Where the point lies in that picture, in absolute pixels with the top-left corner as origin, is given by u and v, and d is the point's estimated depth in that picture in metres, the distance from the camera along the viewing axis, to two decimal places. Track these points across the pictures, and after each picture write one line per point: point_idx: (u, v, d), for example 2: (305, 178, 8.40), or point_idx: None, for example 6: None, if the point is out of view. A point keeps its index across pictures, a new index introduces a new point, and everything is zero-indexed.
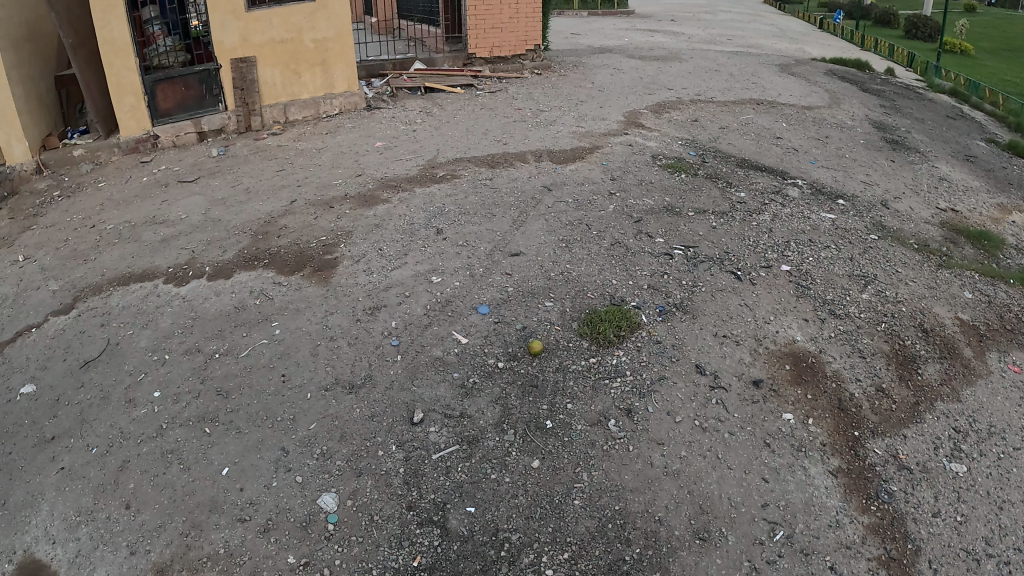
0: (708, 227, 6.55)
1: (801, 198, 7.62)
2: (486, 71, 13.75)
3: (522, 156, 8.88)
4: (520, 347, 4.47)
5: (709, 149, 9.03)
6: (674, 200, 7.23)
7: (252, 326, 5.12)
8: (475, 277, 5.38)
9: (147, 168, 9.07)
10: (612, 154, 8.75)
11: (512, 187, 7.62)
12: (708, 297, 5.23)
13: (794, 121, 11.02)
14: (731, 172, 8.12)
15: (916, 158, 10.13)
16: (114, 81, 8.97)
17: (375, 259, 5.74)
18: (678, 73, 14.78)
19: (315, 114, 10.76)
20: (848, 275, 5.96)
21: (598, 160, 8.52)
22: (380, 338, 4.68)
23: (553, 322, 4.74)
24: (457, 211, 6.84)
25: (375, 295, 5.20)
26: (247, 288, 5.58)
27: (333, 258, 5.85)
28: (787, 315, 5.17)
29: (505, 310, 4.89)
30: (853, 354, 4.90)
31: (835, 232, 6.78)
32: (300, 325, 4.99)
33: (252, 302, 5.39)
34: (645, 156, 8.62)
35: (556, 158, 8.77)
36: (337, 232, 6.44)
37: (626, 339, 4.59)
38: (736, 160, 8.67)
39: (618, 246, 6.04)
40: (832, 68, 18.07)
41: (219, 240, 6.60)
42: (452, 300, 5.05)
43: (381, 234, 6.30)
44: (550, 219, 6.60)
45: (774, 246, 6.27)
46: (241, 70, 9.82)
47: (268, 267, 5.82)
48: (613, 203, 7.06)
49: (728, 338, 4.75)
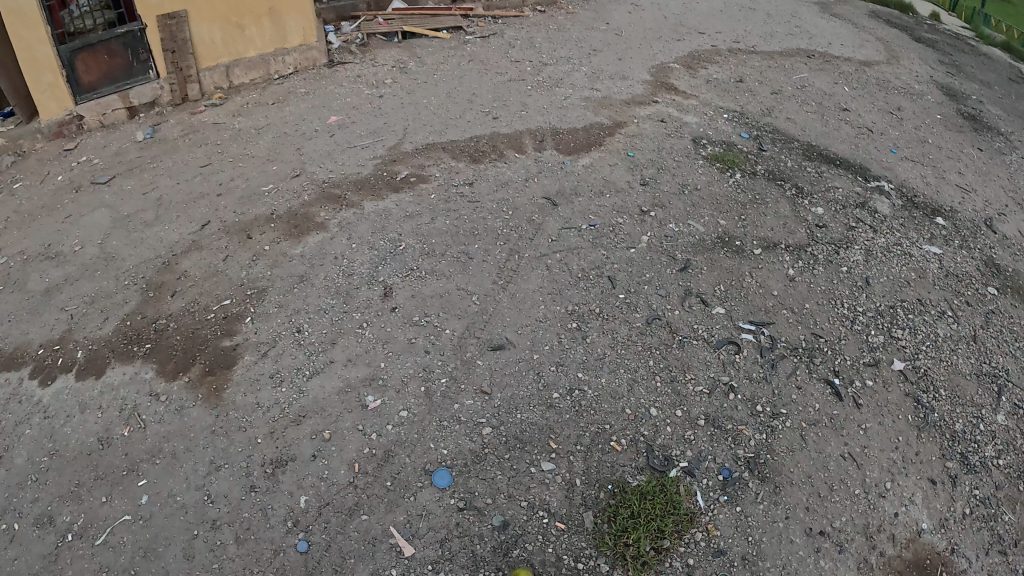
0: (782, 279, 4.46)
1: (900, 210, 5.64)
2: (480, 7, 11.66)
3: (516, 134, 6.38)
4: (503, 573, 2.93)
5: (764, 125, 6.67)
6: (731, 224, 4.99)
7: (115, 481, 3.39)
8: (433, 397, 3.64)
9: (67, 161, 6.71)
10: (640, 134, 6.26)
11: (490, 195, 5.33)
12: (796, 446, 3.42)
13: (857, 86, 9.03)
14: (804, 170, 5.97)
15: (1005, 142, 8.20)
16: (25, 55, 6.49)
17: (292, 356, 3.91)
18: (705, 11, 12.68)
19: (266, 74, 8.38)
20: (973, 379, 3.99)
21: (621, 148, 6.02)
22: (281, 540, 3.10)
23: (547, 510, 3.12)
24: (420, 249, 4.73)
25: (283, 435, 3.51)
26: (121, 404, 3.73)
27: (234, 348, 3.98)
28: (906, 480, 3.38)
29: (473, 481, 3.25)
30: (991, 553, 3.26)
31: (941, 282, 4.72)
32: (177, 493, 3.31)
33: (120, 434, 3.60)
34: (683, 139, 6.26)
35: (562, 136, 6.30)
36: (254, 284, 4.44)
37: (672, 556, 2.99)
38: (802, 146, 6.45)
39: (656, 324, 4.02)
40: (877, 9, 15.83)
41: (114, 284, 4.60)
42: (391, 450, 3.41)
43: (313, 295, 4.32)
44: (551, 270, 4.47)
45: (875, 320, 4.22)
46: (169, 28, 7.30)
47: (152, 362, 3.93)
48: (647, 229, 4.85)
49: (821, 537, 3.10)
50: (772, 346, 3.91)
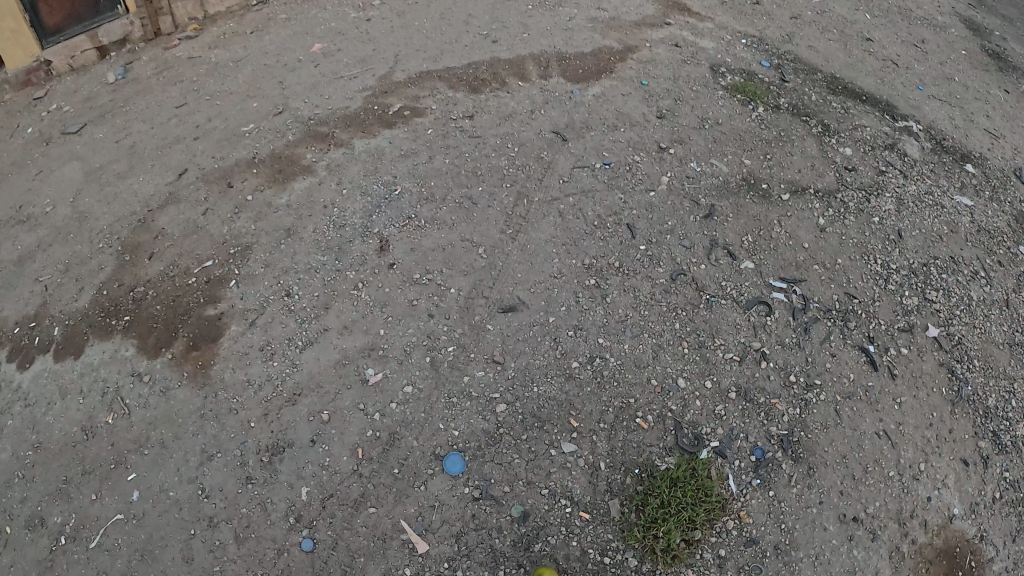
0: (811, 229, 3.71)
1: (953, 142, 4.66)
2: None
3: (511, 61, 4.80)
4: (525, 572, 2.58)
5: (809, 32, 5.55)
6: (760, 148, 4.25)
7: (102, 476, 2.77)
8: (440, 368, 3.04)
9: None
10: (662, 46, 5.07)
11: (510, 113, 4.32)
12: (829, 422, 2.97)
13: None
14: (839, 98, 4.79)
15: None
16: None
17: (282, 324, 3.15)
18: None
19: None
20: (1007, 348, 3.40)
21: (635, 74, 4.77)
22: (284, 537, 2.62)
23: (570, 500, 2.73)
24: (418, 197, 3.73)
25: (278, 418, 2.88)
26: (103, 386, 3.01)
27: (218, 319, 3.18)
28: (940, 461, 2.96)
29: (490, 466, 2.78)
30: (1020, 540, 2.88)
31: (982, 219, 4.03)
32: (169, 488, 2.73)
33: (105, 421, 2.91)
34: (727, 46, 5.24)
35: (565, 59, 4.88)
36: (237, 243, 3.49)
37: (705, 548, 2.65)
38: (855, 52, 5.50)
39: (681, 280, 3.38)
40: None
41: (93, 232, 3.68)
42: (397, 432, 2.86)
43: (302, 254, 3.43)
44: (567, 219, 3.63)
45: (908, 278, 3.55)
46: None
47: (132, 331, 3.19)
48: (679, 146, 4.11)
49: (856, 525, 2.75)
50: (804, 307, 3.32)
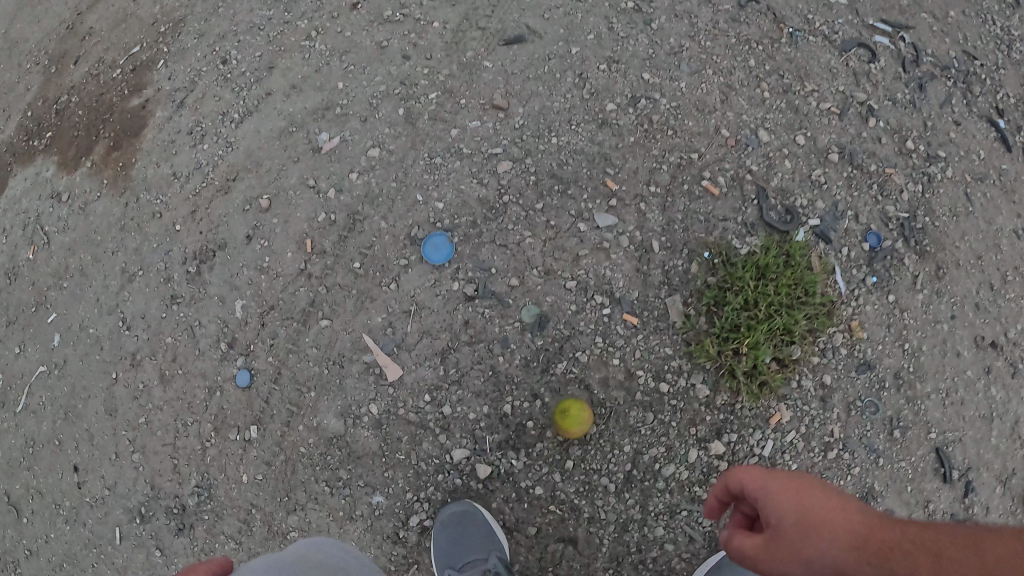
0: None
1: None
2: None
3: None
4: (545, 409, 1.42)
5: None
6: None
7: (23, 326, 1.68)
8: (419, 121, 1.59)
9: None
10: None
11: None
12: (957, 213, 1.54)
13: None
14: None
15: None
16: None
17: (215, 97, 1.71)
18: None
19: None
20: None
21: None
22: (216, 370, 1.56)
23: (609, 293, 1.46)
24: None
25: (208, 215, 1.64)
26: (23, 217, 1.75)
27: (145, 108, 1.74)
28: None
29: (491, 251, 1.50)
30: None
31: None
32: (89, 323, 1.64)
33: (26, 260, 1.72)
34: None
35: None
36: (170, 16, 1.81)
37: (802, 375, 1.42)
38: None
39: (756, 11, 1.65)
40: None
41: (21, 35, 1.91)
42: (358, 212, 1.56)
43: (243, 7, 1.76)
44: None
45: None
46: None
47: (57, 141, 1.78)
48: None
49: (994, 353, 1.47)
50: (914, 58, 1.64)
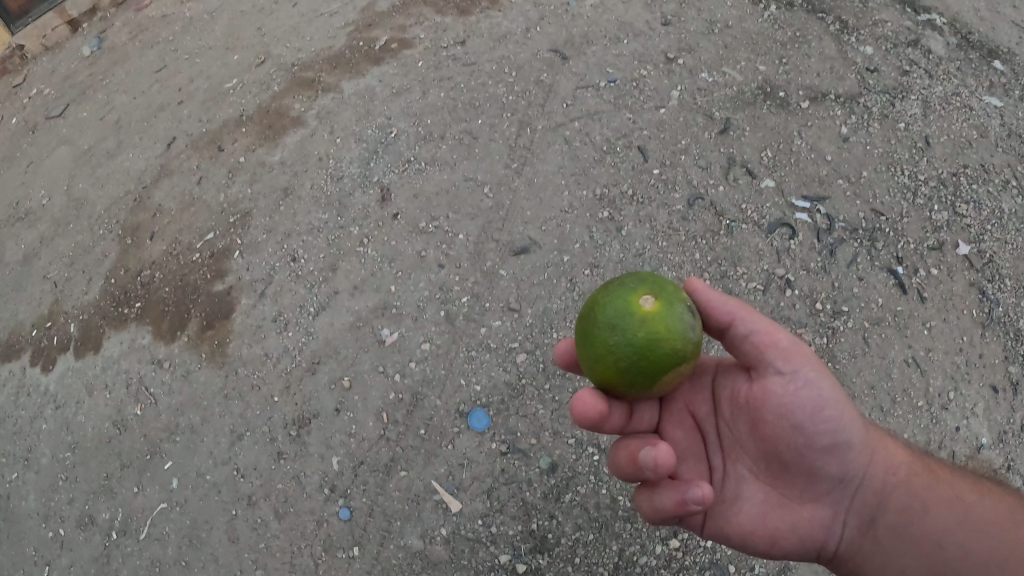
0: (832, 139, 2.94)
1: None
2: None
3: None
4: (558, 525, 2.23)
5: None
6: (760, 83, 3.07)
7: (141, 467, 2.47)
8: (456, 321, 2.54)
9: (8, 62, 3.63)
10: None
11: (507, 32, 3.19)
12: (857, 349, 2.52)
13: None
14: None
15: None
16: None
17: (291, 291, 2.67)
18: None
19: None
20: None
21: None
22: (322, 507, 2.32)
23: (597, 445, 2.31)
24: (416, 135, 2.95)
25: (299, 389, 2.49)
26: (126, 377, 2.63)
27: (229, 293, 2.72)
28: (969, 386, 2.47)
29: (516, 420, 2.37)
30: None
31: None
32: (205, 471, 2.42)
33: (133, 413, 2.56)
34: None
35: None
36: (236, 209, 2.91)
37: None
38: None
39: (699, 207, 2.75)
40: None
41: (92, 197, 3.12)
42: (420, 393, 2.44)
43: (302, 209, 2.83)
44: (575, 146, 2.87)
45: (937, 188, 2.85)
46: None
47: (146, 308, 2.76)
48: (687, 76, 3.06)
49: None
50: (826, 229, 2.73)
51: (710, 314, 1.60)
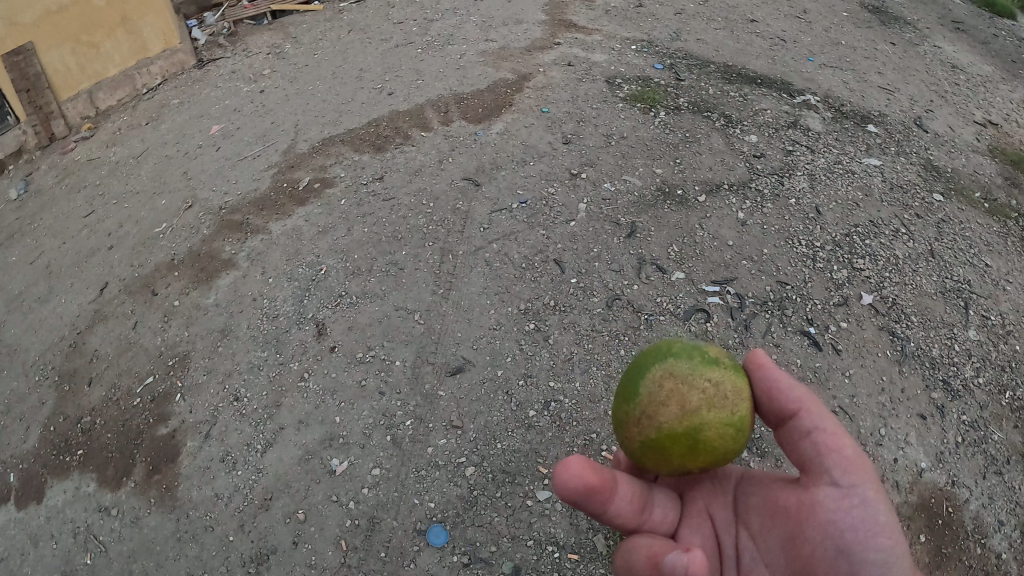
0: (733, 224, 3.45)
1: (886, 89, 4.62)
2: None
3: (414, 106, 3.88)
4: None
5: (676, 51, 4.35)
6: (655, 194, 3.48)
7: None
8: (403, 444, 2.70)
9: None
10: (550, 84, 3.96)
11: (422, 165, 3.56)
12: None
13: None
14: (747, 74, 4.31)
15: None
16: None
17: (237, 431, 2.79)
18: None
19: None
20: (939, 299, 3.40)
21: (533, 101, 3.85)
22: None
23: (555, 543, 2.44)
24: (344, 271, 3.24)
25: (255, 526, 2.53)
26: (73, 526, 2.61)
27: (175, 436, 2.81)
28: (899, 421, 2.92)
29: (473, 530, 2.48)
30: (990, 475, 2.84)
31: (907, 145, 4.28)
32: None
33: (83, 562, 2.52)
34: (709, 59, 4.36)
35: (466, 96, 3.90)
36: (174, 351, 3.07)
37: None
38: (720, 68, 4.32)
39: (619, 306, 3.05)
40: None
41: (25, 345, 3.22)
42: (376, 517, 2.53)
43: (241, 350, 3.03)
44: (495, 267, 3.16)
45: (833, 251, 3.49)
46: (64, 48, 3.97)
47: (88, 452, 2.82)
48: (588, 193, 3.42)
49: None
50: (740, 305, 3.13)
51: (771, 399, 1.63)
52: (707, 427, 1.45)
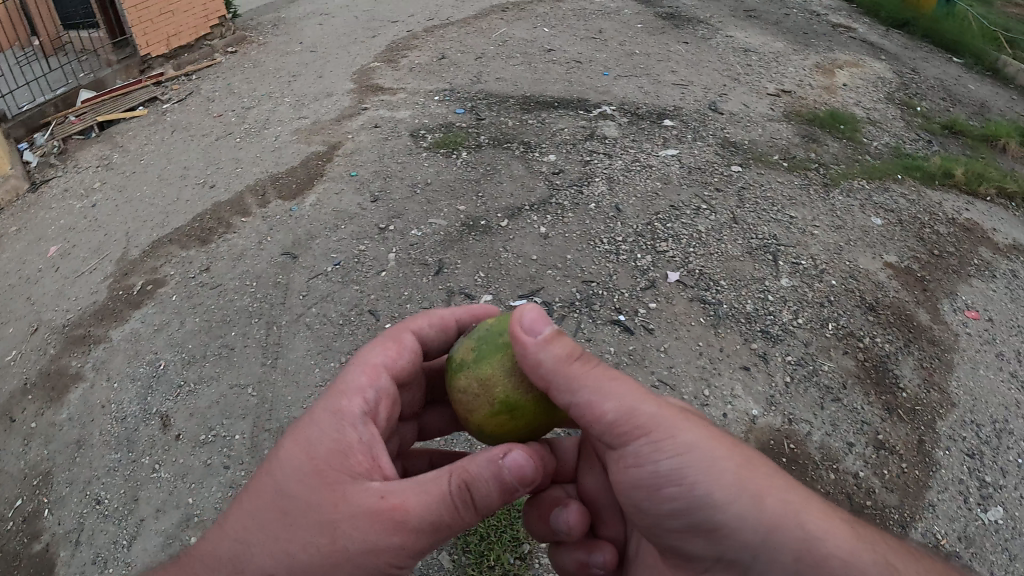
0: (536, 240, 3.71)
1: (678, 84, 5.07)
2: None
3: (234, 194, 4.15)
4: None
5: (476, 92, 4.70)
6: (455, 228, 3.75)
7: None
8: None
9: None
10: (358, 148, 4.28)
11: (243, 250, 3.82)
12: None
13: None
14: (543, 101, 4.65)
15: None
16: None
17: (104, 531, 2.94)
18: None
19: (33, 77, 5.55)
20: (748, 258, 3.91)
21: (343, 167, 4.18)
22: None
23: None
24: (181, 362, 3.45)
25: None
26: None
27: (46, 548, 2.94)
28: (721, 380, 3.30)
29: None
30: (828, 404, 3.28)
31: (702, 131, 4.65)
32: None
33: None
34: (503, 93, 4.72)
35: (280, 174, 4.21)
36: (38, 471, 3.23)
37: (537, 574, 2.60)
38: (519, 100, 4.65)
39: None
40: None
41: None
42: None
43: (97, 457, 3.21)
44: (316, 329, 3.41)
45: (637, 241, 3.81)
46: None
47: None
48: (394, 242, 3.69)
49: None
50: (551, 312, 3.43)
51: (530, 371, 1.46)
52: (480, 427, 1.51)
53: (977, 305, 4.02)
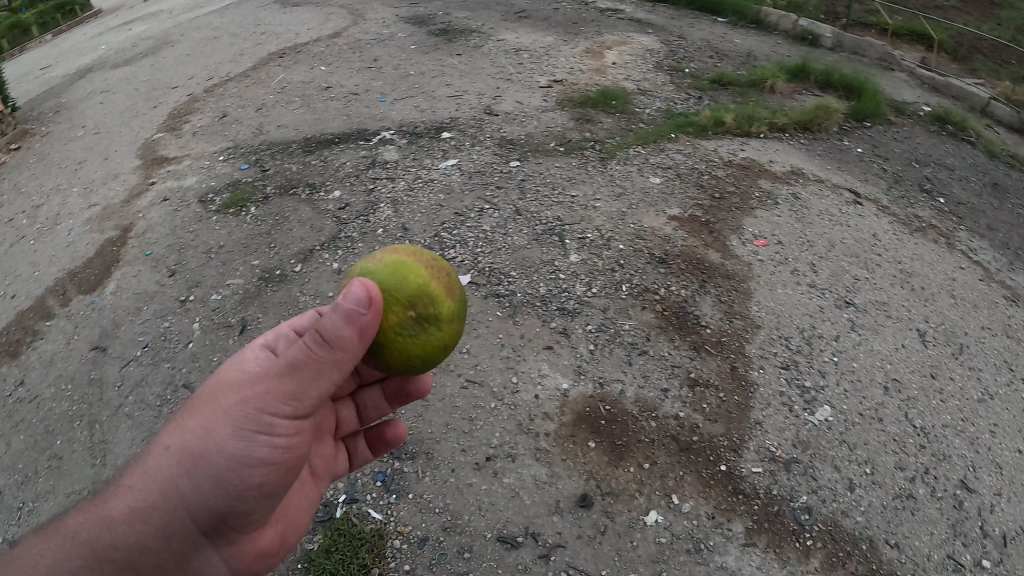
0: (330, 275, 3.87)
1: (448, 96, 5.34)
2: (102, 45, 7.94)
3: (35, 298, 4.22)
4: None
5: (259, 145, 4.89)
6: (254, 282, 3.93)
7: None
8: None
9: None
10: (149, 228, 4.39)
11: (54, 353, 3.88)
12: (420, 409, 3.37)
13: None
14: (323, 139, 4.88)
15: None
16: None
17: None
18: None
19: None
20: (536, 243, 4.18)
21: (137, 248, 4.29)
22: None
23: None
24: (15, 485, 3.32)
25: None
26: None
27: None
28: (527, 365, 3.52)
29: None
30: (634, 358, 3.57)
31: (479, 136, 4.95)
32: None
33: None
34: (282, 143, 4.89)
35: (77, 269, 4.30)
36: None
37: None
38: (302, 142, 4.88)
39: None
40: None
41: None
42: None
43: None
44: (136, 415, 3.42)
45: None
46: None
47: None
48: (198, 311, 3.84)
49: (492, 462, 3.13)
50: None
51: None
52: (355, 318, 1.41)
53: (764, 233, 4.50)
